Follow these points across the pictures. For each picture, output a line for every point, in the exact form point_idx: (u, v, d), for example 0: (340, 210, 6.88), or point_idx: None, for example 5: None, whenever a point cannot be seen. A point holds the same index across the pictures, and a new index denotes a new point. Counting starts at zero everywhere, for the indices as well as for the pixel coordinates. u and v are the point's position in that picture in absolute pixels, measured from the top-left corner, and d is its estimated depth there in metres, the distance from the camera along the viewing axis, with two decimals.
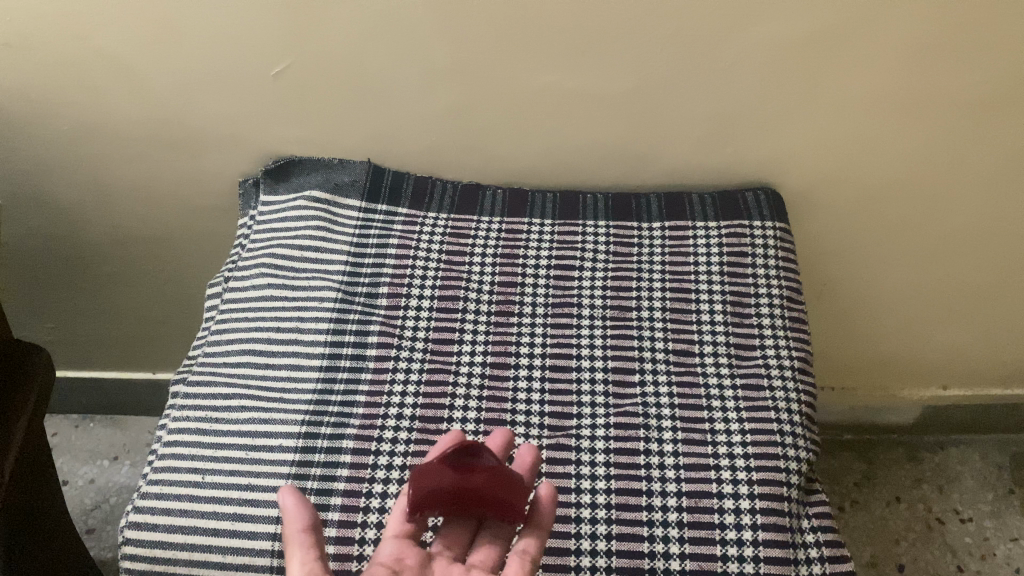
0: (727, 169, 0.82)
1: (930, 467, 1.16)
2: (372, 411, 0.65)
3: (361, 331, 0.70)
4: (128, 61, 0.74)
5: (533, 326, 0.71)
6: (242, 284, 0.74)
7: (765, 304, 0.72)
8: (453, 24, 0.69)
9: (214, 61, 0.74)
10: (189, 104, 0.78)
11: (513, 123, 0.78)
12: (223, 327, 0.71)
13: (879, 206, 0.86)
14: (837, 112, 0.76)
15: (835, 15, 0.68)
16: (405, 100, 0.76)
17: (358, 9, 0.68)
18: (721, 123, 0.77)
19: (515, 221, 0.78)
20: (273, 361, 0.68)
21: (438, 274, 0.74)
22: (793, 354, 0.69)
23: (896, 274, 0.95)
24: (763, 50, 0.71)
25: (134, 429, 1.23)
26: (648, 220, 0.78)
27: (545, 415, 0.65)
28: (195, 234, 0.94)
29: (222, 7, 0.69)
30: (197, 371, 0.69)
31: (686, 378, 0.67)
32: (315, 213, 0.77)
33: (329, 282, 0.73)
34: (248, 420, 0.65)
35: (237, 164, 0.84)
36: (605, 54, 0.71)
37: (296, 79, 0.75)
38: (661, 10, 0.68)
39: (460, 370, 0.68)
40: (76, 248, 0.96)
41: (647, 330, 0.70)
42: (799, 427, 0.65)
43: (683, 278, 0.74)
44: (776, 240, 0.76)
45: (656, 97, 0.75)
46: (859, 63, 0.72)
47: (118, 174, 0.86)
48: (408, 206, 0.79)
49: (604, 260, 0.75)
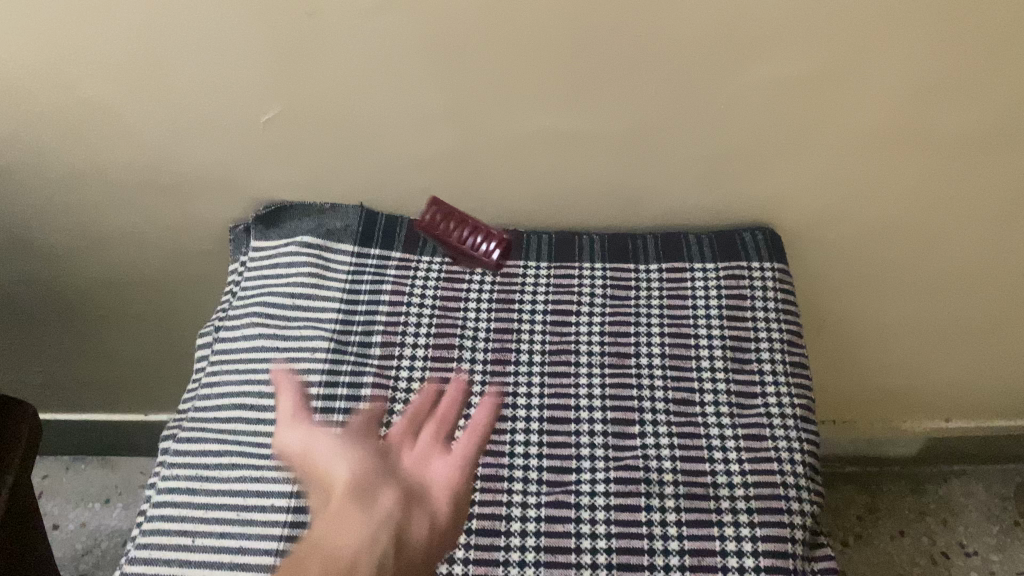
0: (724, 209, 0.81)
1: (934, 499, 1.15)
2: None
3: (354, 384, 0.69)
4: (117, 109, 0.73)
5: (530, 376, 0.70)
6: (233, 334, 0.73)
7: (765, 348, 0.71)
8: (445, 69, 0.69)
9: (203, 108, 0.73)
10: (179, 151, 0.77)
11: (508, 164, 0.77)
12: (214, 380, 0.70)
13: (878, 242, 0.85)
14: (834, 151, 0.76)
15: (831, 56, 0.67)
16: (397, 144, 0.75)
17: (349, 56, 0.68)
18: (718, 164, 0.77)
19: (511, 264, 0.77)
20: (264, 416, 0.67)
21: (433, 322, 0.73)
22: (795, 401, 0.68)
23: (895, 308, 0.94)
24: (758, 90, 0.70)
25: (127, 470, 1.21)
26: (645, 260, 0.76)
27: (544, 471, 0.64)
28: (186, 278, 0.92)
29: (211, 55, 0.68)
30: (187, 427, 0.67)
31: (686, 429, 0.66)
32: (306, 258, 0.75)
33: (322, 331, 0.72)
34: (239, 479, 0.63)
35: (228, 210, 0.83)
36: (599, 97, 0.71)
37: (287, 125, 0.74)
38: (656, 51, 0.67)
39: (456, 424, 0.67)
40: (65, 293, 0.94)
41: (647, 380, 0.69)
42: (803, 479, 0.64)
43: (682, 323, 0.73)
44: (775, 280, 0.75)
45: (651, 138, 0.74)
46: (856, 103, 0.71)
47: (107, 220, 0.85)
48: (401, 250, 0.77)
49: (601, 304, 0.74)
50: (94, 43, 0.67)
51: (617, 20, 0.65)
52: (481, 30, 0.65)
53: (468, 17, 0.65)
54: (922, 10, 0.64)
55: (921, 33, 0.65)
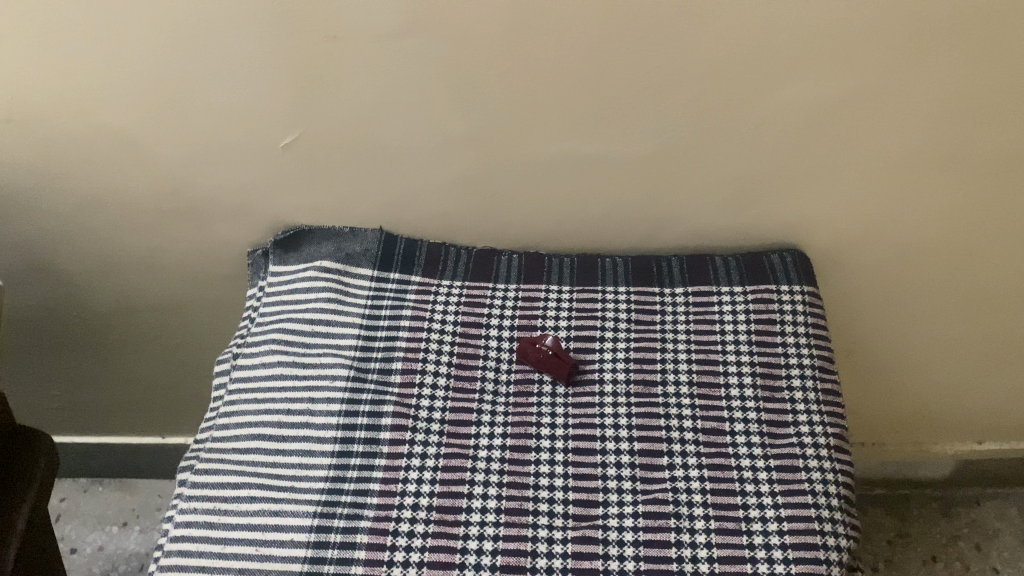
0: (751, 231, 0.79)
1: (966, 523, 1.12)
2: (386, 501, 0.62)
3: (375, 413, 0.67)
4: (135, 135, 0.72)
5: (554, 406, 0.68)
6: (250, 361, 0.71)
7: (796, 376, 0.69)
8: (468, 93, 0.67)
9: (222, 133, 0.72)
10: (197, 177, 0.76)
11: (529, 188, 0.76)
12: (232, 409, 0.69)
13: (907, 264, 0.83)
14: (863, 173, 0.74)
15: (862, 76, 0.65)
16: (417, 168, 0.74)
17: (369, 81, 0.67)
18: (744, 186, 0.75)
19: (532, 287, 0.76)
20: (284, 447, 0.66)
21: (454, 349, 0.72)
22: (827, 431, 0.66)
23: (926, 331, 0.92)
24: (787, 111, 0.68)
25: (144, 493, 1.20)
26: (670, 285, 0.75)
27: (569, 505, 0.62)
28: (204, 303, 0.92)
29: (231, 81, 0.67)
30: (204, 457, 0.66)
31: (717, 460, 0.64)
32: (326, 283, 0.74)
33: (341, 358, 0.71)
34: (258, 512, 0.62)
35: (247, 235, 0.82)
36: (623, 120, 0.69)
37: (306, 150, 0.73)
38: (683, 73, 0.65)
39: (479, 455, 0.65)
40: (83, 317, 0.94)
41: (675, 410, 0.68)
42: (838, 513, 0.62)
43: (710, 349, 0.71)
44: (804, 304, 0.73)
45: (675, 161, 0.73)
46: (886, 124, 0.69)
47: (125, 245, 0.84)
48: (421, 274, 0.76)
49: (626, 329, 0.73)
50: (113, 70, 0.67)
51: (643, 42, 0.63)
52: (503, 53, 0.64)
53: (491, 40, 0.63)
54: (957, 29, 0.62)
55: (956, 52, 0.63)
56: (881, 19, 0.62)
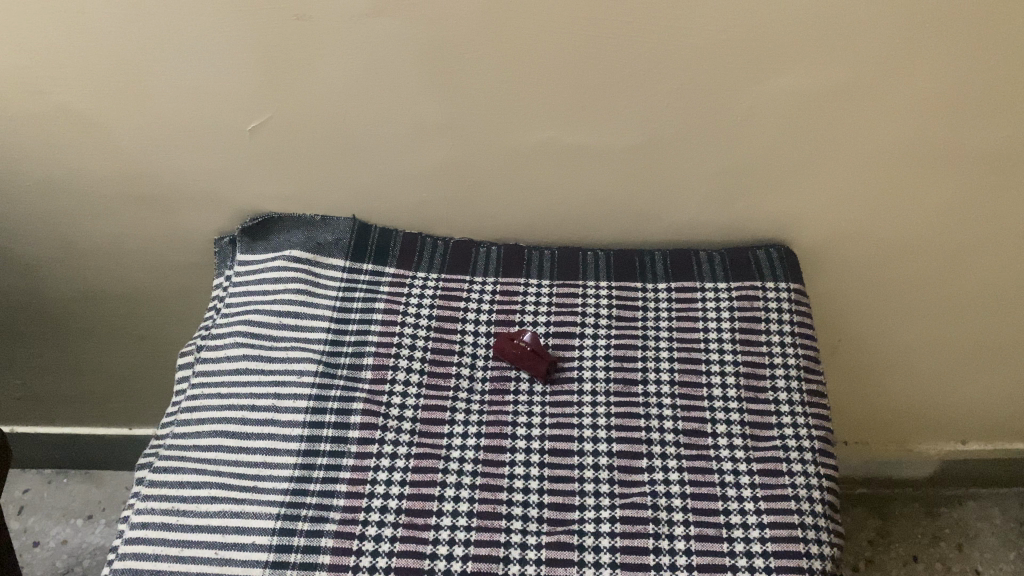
0: (736, 226, 0.77)
1: (948, 524, 1.11)
2: (353, 503, 0.60)
3: (344, 410, 0.65)
4: (94, 116, 0.69)
5: (531, 405, 0.66)
6: (214, 354, 0.68)
7: (780, 376, 0.67)
8: (444, 77, 0.64)
9: (186, 116, 0.69)
10: (160, 161, 0.73)
11: (507, 178, 0.73)
12: (194, 404, 0.66)
13: (895, 262, 0.81)
14: (851, 169, 0.71)
15: (855, 67, 0.63)
16: (391, 156, 0.71)
17: (339, 64, 0.64)
18: (729, 180, 0.73)
19: (510, 280, 0.73)
20: (247, 445, 0.63)
21: (428, 344, 0.69)
22: (812, 434, 0.64)
23: (911, 329, 0.90)
24: (777, 102, 0.66)
25: (110, 485, 1.17)
26: (653, 280, 0.72)
27: (544, 508, 0.60)
28: (171, 292, 0.88)
29: (195, 60, 0.64)
30: (163, 455, 0.63)
31: (698, 463, 0.62)
32: (295, 273, 0.71)
33: (309, 352, 0.68)
34: (218, 513, 0.59)
35: (215, 222, 0.79)
36: (604, 110, 0.67)
37: (275, 134, 0.70)
38: (669, 61, 0.63)
39: (452, 456, 0.63)
40: (44, 305, 0.90)
41: (656, 409, 0.65)
42: (822, 519, 0.60)
43: (692, 348, 0.69)
44: (790, 302, 0.71)
45: (658, 153, 0.70)
46: (875, 119, 0.67)
47: (86, 231, 0.81)
48: (395, 265, 0.73)
49: (606, 325, 0.70)
50: (69, 47, 0.63)
51: (627, 28, 0.61)
52: (482, 37, 0.61)
53: (469, 22, 0.60)
54: (954, 21, 0.59)
55: (953, 45, 0.61)
56: (876, 8, 0.59)
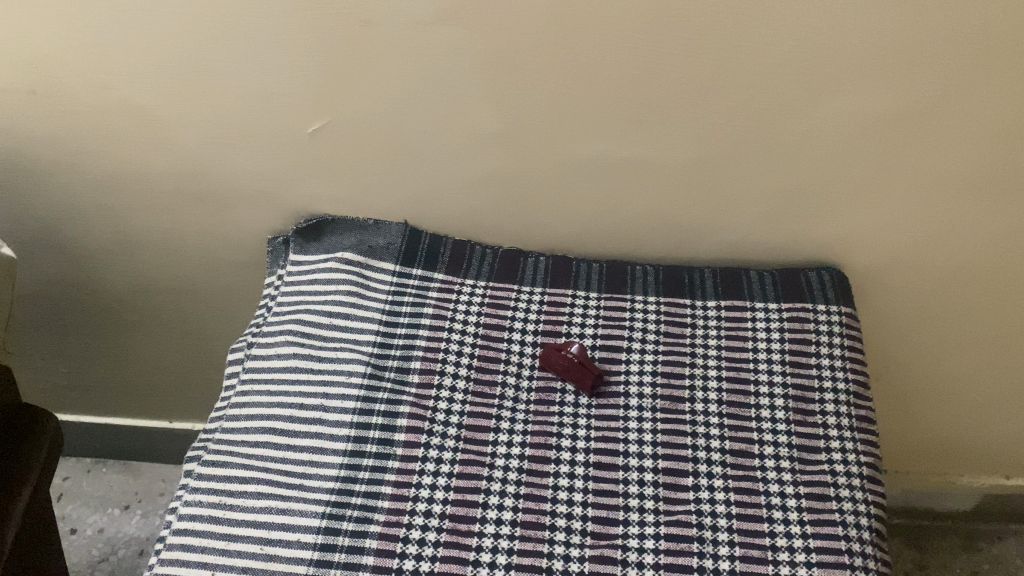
0: (788, 247, 0.77)
1: (986, 559, 1.09)
2: (398, 506, 0.60)
3: (390, 413, 0.65)
4: (159, 112, 0.70)
5: (576, 417, 0.66)
6: (265, 351, 0.69)
7: (830, 400, 0.67)
8: (504, 87, 0.65)
9: (249, 116, 0.70)
10: (219, 159, 0.74)
11: (560, 189, 0.73)
12: (243, 400, 0.67)
13: (947, 289, 0.80)
14: (908, 194, 0.71)
15: (921, 92, 0.62)
16: (445, 163, 0.72)
17: (401, 71, 0.64)
18: (783, 199, 0.72)
19: (558, 291, 0.73)
20: (294, 443, 0.63)
21: (475, 351, 0.70)
22: (860, 460, 0.64)
23: (960, 359, 0.88)
24: (838, 123, 0.65)
25: (147, 477, 1.19)
26: (702, 297, 0.72)
27: (588, 521, 0.59)
28: (219, 289, 0.90)
29: (261, 61, 0.65)
30: (212, 449, 0.64)
31: (744, 484, 0.62)
32: (345, 275, 0.72)
33: (358, 354, 0.68)
34: (264, 509, 0.60)
35: (268, 222, 0.80)
36: (662, 125, 0.67)
37: (334, 137, 0.71)
38: (732, 78, 0.63)
39: (496, 464, 0.63)
40: (96, 296, 0.92)
41: (703, 428, 0.65)
42: (869, 547, 0.59)
43: (740, 367, 0.68)
44: (842, 325, 0.70)
45: (713, 171, 0.70)
46: (936, 145, 0.66)
47: (142, 225, 0.82)
48: (444, 271, 0.74)
49: (654, 340, 0.70)
50: (140, 44, 0.64)
51: (692, 44, 0.61)
52: (546, 48, 0.62)
53: (533, 33, 0.61)
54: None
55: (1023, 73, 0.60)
56: (946, 34, 0.58)
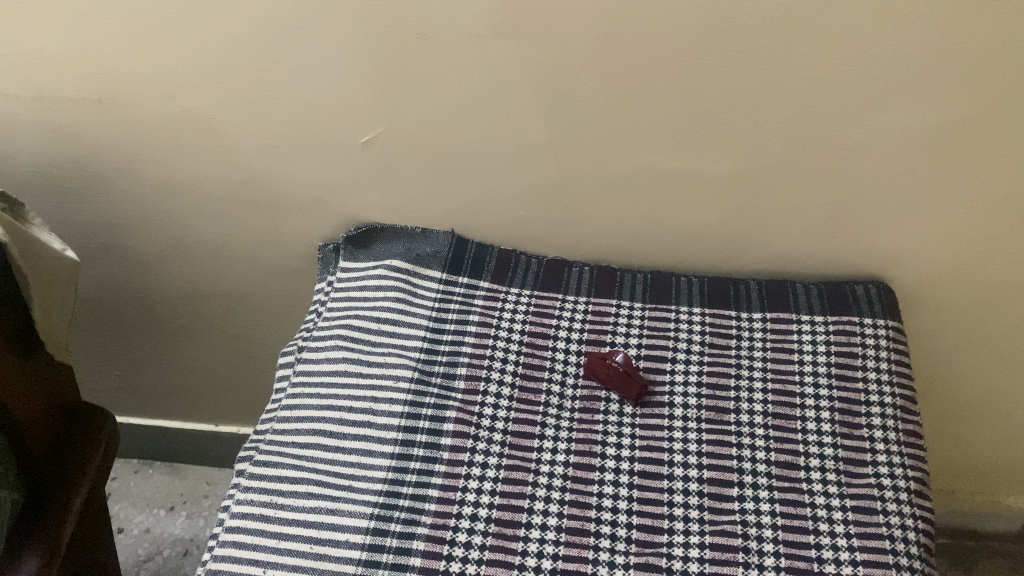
0: (835, 260, 0.76)
1: None
2: (444, 509, 0.61)
3: (437, 417, 0.66)
4: (219, 120, 0.72)
5: (621, 426, 0.66)
6: (315, 355, 0.71)
7: (876, 413, 0.66)
8: (554, 100, 0.66)
9: (304, 126, 0.72)
10: (274, 168, 0.76)
11: (606, 200, 0.74)
12: (294, 402, 0.68)
13: (996, 306, 0.79)
14: (956, 210, 0.71)
15: (975, 105, 0.62)
16: (494, 173, 0.73)
17: (454, 83, 0.66)
18: (829, 213, 0.72)
19: (603, 300, 0.74)
20: (343, 445, 0.65)
21: (520, 359, 0.70)
22: (908, 474, 0.63)
23: (1009, 376, 0.87)
24: (887, 138, 0.66)
25: (192, 478, 1.21)
26: (747, 309, 0.73)
27: (633, 529, 0.60)
28: (269, 294, 0.92)
29: (320, 72, 0.67)
30: (264, 450, 0.65)
31: (790, 495, 0.62)
32: (393, 282, 0.74)
33: (405, 359, 0.70)
34: (314, 509, 0.61)
35: (319, 229, 0.82)
36: (709, 138, 0.67)
37: (386, 147, 0.72)
38: (781, 92, 0.63)
39: (541, 471, 0.63)
40: (150, 300, 0.94)
41: (748, 439, 0.65)
42: (917, 561, 0.58)
43: (786, 380, 0.68)
44: (888, 339, 0.70)
45: (760, 184, 0.71)
46: (987, 161, 0.66)
47: (197, 231, 0.85)
48: (490, 280, 0.75)
49: (698, 350, 0.70)
50: (204, 54, 0.67)
51: (746, 56, 0.61)
52: (601, 59, 0.63)
53: (585, 46, 0.62)
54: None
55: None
56: (1005, 45, 0.58)
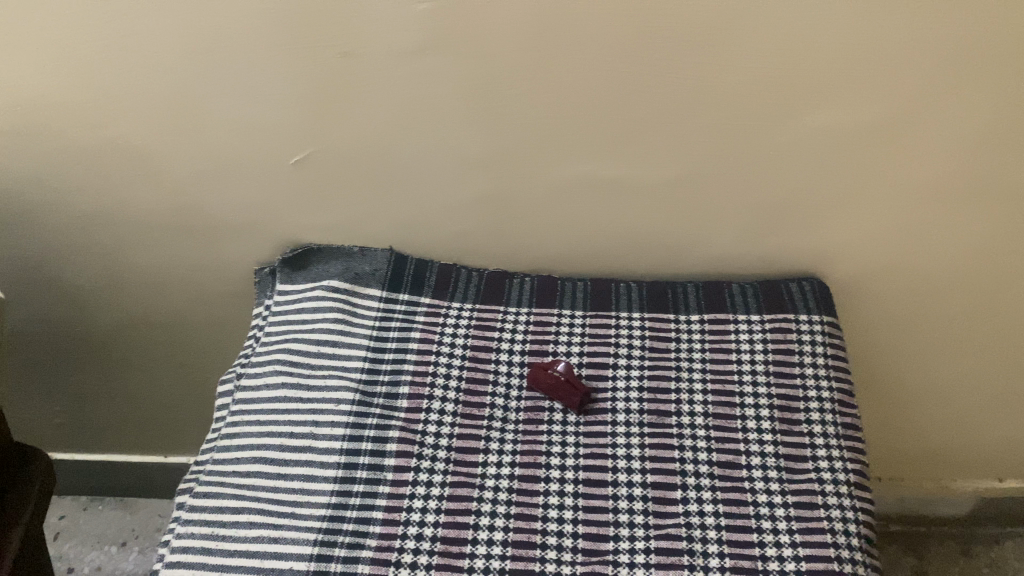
0: (771, 259, 0.78)
1: (985, 564, 1.09)
2: (389, 530, 0.60)
3: (380, 437, 0.66)
4: (146, 148, 0.71)
5: (564, 435, 0.66)
6: (254, 381, 0.70)
7: (815, 409, 0.67)
8: (484, 114, 0.66)
9: (234, 150, 0.71)
10: (207, 193, 0.75)
11: (543, 210, 0.74)
12: (233, 431, 0.67)
13: (929, 296, 0.81)
14: (883, 204, 0.72)
15: (893, 103, 0.64)
16: (429, 189, 0.73)
17: (382, 101, 0.66)
18: (762, 213, 0.73)
19: (544, 311, 0.74)
20: (285, 471, 0.64)
21: (463, 373, 0.70)
22: (847, 467, 0.64)
23: (947, 364, 0.89)
24: (812, 138, 0.67)
25: (143, 512, 1.18)
26: (686, 311, 0.73)
27: (579, 538, 0.60)
28: (210, 321, 0.90)
29: (247, 95, 0.66)
30: (203, 481, 0.64)
31: (733, 495, 0.62)
32: (332, 303, 0.73)
33: (346, 380, 0.69)
34: (256, 538, 0.60)
35: (257, 252, 0.81)
36: (639, 145, 0.68)
37: (319, 167, 0.72)
38: (705, 98, 0.64)
39: (486, 485, 0.63)
40: (88, 333, 0.92)
41: (690, 441, 0.65)
42: (859, 552, 0.59)
43: (726, 380, 0.69)
44: (824, 334, 0.71)
45: (693, 188, 0.71)
46: (909, 155, 0.68)
47: (131, 261, 0.83)
48: (431, 296, 0.75)
49: (639, 355, 0.71)
50: (128, 79, 0.65)
51: (672, 62, 0.62)
52: (529, 71, 0.63)
53: (510, 60, 0.62)
54: (1004, 54, 0.60)
55: (1001, 78, 0.61)
56: (923, 41, 0.60)
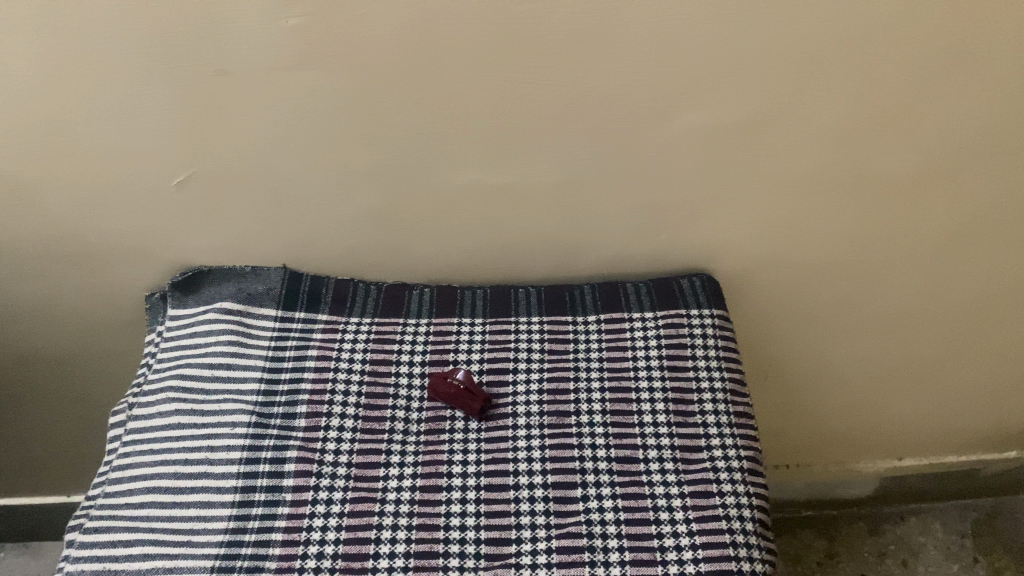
0: (664, 256, 0.79)
1: (892, 541, 1.14)
2: (289, 551, 0.60)
3: (277, 458, 0.65)
4: (19, 177, 0.69)
5: (465, 442, 0.66)
6: (146, 410, 0.68)
7: (709, 401, 0.69)
8: (366, 127, 0.66)
9: (113, 175, 0.69)
10: (89, 220, 0.73)
11: (436, 220, 0.75)
12: (125, 463, 0.65)
13: (816, 284, 0.84)
14: (764, 199, 0.75)
15: (762, 103, 0.66)
16: (319, 204, 0.72)
17: (262, 118, 0.65)
18: (650, 212, 0.75)
19: (443, 320, 0.74)
20: (180, 499, 0.62)
21: (362, 388, 0.70)
22: (740, 454, 0.66)
23: (840, 350, 0.93)
24: (690, 138, 0.69)
25: (49, 557, 1.14)
26: (583, 313, 0.74)
27: (481, 544, 0.60)
28: (105, 351, 0.88)
29: (121, 118, 0.65)
30: (94, 516, 0.62)
31: (632, 489, 0.63)
32: (225, 326, 0.71)
33: (242, 403, 0.68)
34: (151, 570, 0.59)
35: (149, 276, 0.79)
36: (524, 151, 0.69)
37: (204, 188, 0.71)
38: (583, 103, 0.65)
39: (388, 497, 0.63)
40: None
41: (589, 439, 0.66)
42: (752, 536, 0.61)
43: (623, 377, 0.70)
44: (715, 327, 0.73)
45: (581, 191, 0.73)
46: (783, 151, 0.70)
47: (15, 294, 0.80)
48: (328, 311, 0.74)
49: (539, 358, 0.71)
50: None
51: (547, 70, 0.63)
52: (406, 83, 0.63)
53: (386, 73, 0.62)
54: (863, 52, 0.62)
55: (863, 74, 0.64)
56: (784, 43, 0.62)
